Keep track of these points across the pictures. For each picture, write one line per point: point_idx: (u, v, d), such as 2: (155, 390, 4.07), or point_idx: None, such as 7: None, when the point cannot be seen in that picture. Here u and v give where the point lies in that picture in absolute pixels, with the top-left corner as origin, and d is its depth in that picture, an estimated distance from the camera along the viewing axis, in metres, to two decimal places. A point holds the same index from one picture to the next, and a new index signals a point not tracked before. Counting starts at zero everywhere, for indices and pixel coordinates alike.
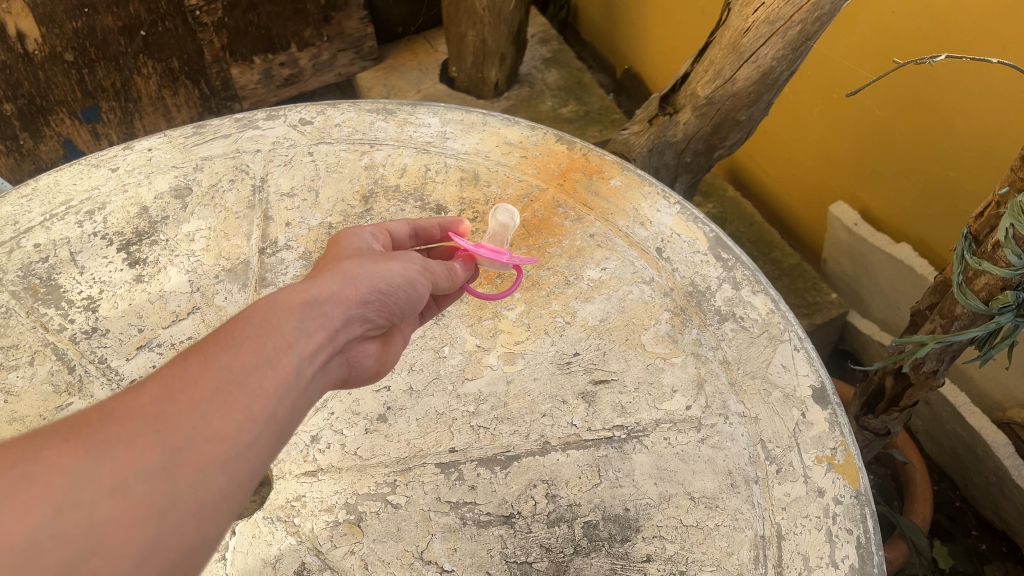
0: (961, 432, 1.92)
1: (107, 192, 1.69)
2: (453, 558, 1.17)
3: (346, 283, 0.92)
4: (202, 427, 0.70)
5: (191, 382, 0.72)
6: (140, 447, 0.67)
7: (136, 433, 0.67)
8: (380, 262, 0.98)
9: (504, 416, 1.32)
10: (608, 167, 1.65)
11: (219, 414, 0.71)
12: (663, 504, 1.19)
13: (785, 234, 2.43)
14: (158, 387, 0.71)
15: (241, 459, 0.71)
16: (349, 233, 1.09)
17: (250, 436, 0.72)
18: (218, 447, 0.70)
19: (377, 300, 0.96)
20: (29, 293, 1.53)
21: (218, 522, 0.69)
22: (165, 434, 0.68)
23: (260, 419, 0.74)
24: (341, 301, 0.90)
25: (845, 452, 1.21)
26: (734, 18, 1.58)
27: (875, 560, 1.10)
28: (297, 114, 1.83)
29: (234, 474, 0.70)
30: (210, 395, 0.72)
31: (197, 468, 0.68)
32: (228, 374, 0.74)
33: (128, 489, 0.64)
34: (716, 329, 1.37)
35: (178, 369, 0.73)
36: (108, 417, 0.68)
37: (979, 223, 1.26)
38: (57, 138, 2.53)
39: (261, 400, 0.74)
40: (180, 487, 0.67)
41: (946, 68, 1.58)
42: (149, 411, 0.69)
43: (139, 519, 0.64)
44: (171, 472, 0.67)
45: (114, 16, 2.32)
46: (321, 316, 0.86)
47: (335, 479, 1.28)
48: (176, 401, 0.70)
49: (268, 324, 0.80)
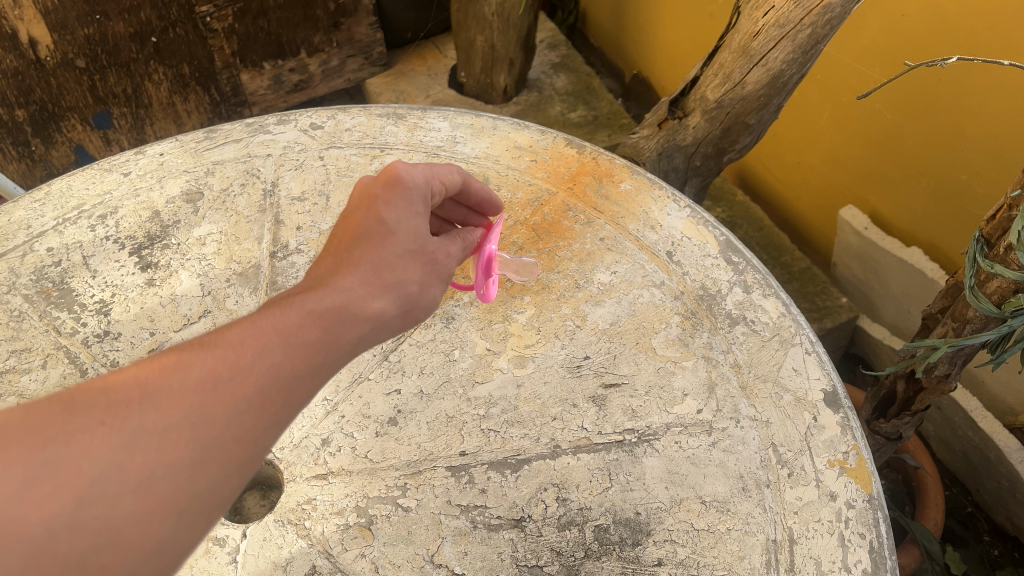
0: (973, 436, 1.91)
1: (119, 196, 1.70)
2: (463, 561, 1.17)
3: (403, 308, 0.90)
4: (234, 428, 0.72)
5: (233, 378, 0.74)
6: (172, 442, 0.69)
7: (171, 425, 0.70)
8: (433, 284, 0.96)
9: (515, 419, 1.32)
10: (618, 170, 1.65)
11: (252, 416, 0.73)
12: (674, 507, 1.19)
13: (795, 238, 2.43)
14: (201, 375, 0.74)
15: (260, 463, 0.74)
16: (412, 180, 0.99)
17: (272, 442, 0.75)
18: (243, 449, 0.72)
19: (417, 322, 0.95)
20: (42, 297, 1.55)
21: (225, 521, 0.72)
22: (198, 430, 0.70)
23: (285, 426, 0.76)
24: (393, 326, 0.90)
25: (857, 456, 1.21)
26: (743, 22, 1.58)
27: (888, 564, 1.10)
28: (308, 118, 1.85)
29: (250, 476, 0.73)
30: (248, 395, 0.74)
31: (219, 469, 0.70)
32: (268, 378, 0.76)
33: (154, 483, 0.67)
34: (727, 333, 1.37)
35: (223, 361, 0.75)
36: (146, 402, 0.70)
37: (991, 226, 1.25)
38: (69, 143, 2.56)
39: (290, 408, 0.77)
40: (202, 486, 0.69)
41: (956, 71, 1.58)
42: (188, 402, 0.71)
43: (159, 515, 0.66)
44: (196, 470, 0.69)
45: (125, 22, 2.34)
46: (368, 336, 0.87)
47: (346, 482, 1.28)
48: (216, 395, 0.73)
49: (322, 334, 0.81)
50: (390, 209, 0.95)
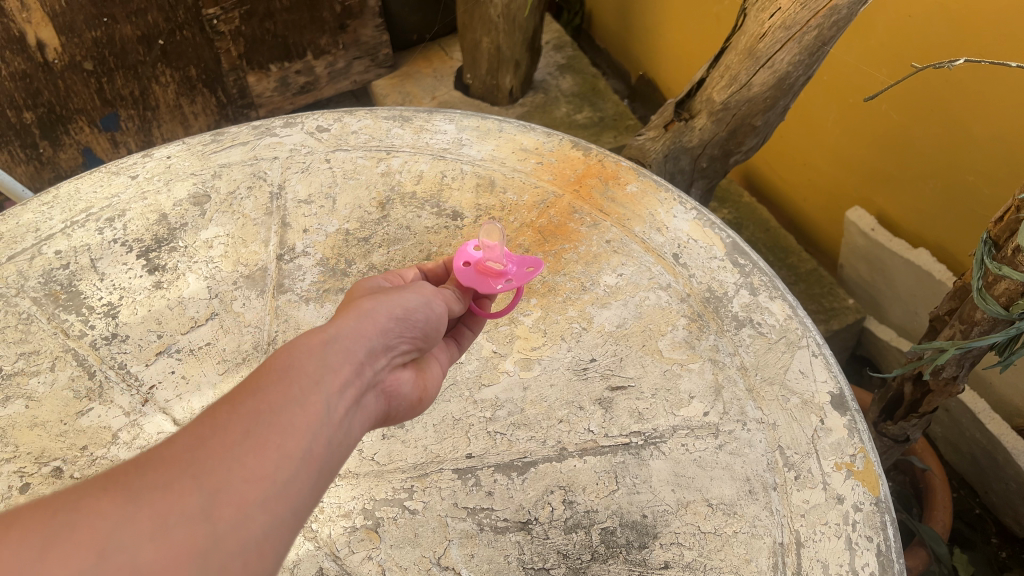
0: (981, 438, 1.90)
1: (127, 199, 1.71)
2: (470, 564, 1.17)
3: (361, 319, 0.87)
4: (239, 467, 0.65)
5: (222, 428, 0.67)
6: (177, 490, 0.62)
7: (171, 477, 0.63)
8: (392, 294, 0.95)
9: (521, 422, 1.32)
10: (624, 172, 1.65)
11: (255, 453, 0.66)
12: (681, 510, 1.19)
13: (801, 240, 2.42)
14: (190, 433, 0.67)
15: (282, 497, 0.66)
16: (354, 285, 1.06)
17: (287, 474, 0.67)
18: (256, 485, 0.65)
19: (396, 327, 0.91)
20: (51, 300, 1.55)
21: (265, 564, 0.64)
22: (201, 476, 0.63)
23: (296, 456, 0.69)
24: (360, 336, 0.85)
25: (864, 459, 1.20)
26: (750, 24, 1.58)
27: (896, 567, 1.09)
28: (314, 121, 1.85)
29: (275, 512, 0.65)
30: (244, 434, 0.67)
31: (236, 509, 0.63)
32: (261, 414, 0.69)
33: (169, 531, 0.60)
34: (733, 335, 1.37)
35: (210, 415, 0.69)
36: (144, 466, 0.64)
37: (999, 227, 1.24)
38: (76, 146, 2.58)
39: (296, 438, 0.69)
40: (221, 527, 0.62)
41: (964, 71, 1.57)
42: (183, 454, 0.65)
43: (182, 562, 0.59)
44: (211, 513, 0.62)
45: (132, 25, 2.35)
46: (344, 351, 0.81)
47: (352, 484, 1.29)
48: (209, 445, 0.66)
49: (294, 365, 0.76)
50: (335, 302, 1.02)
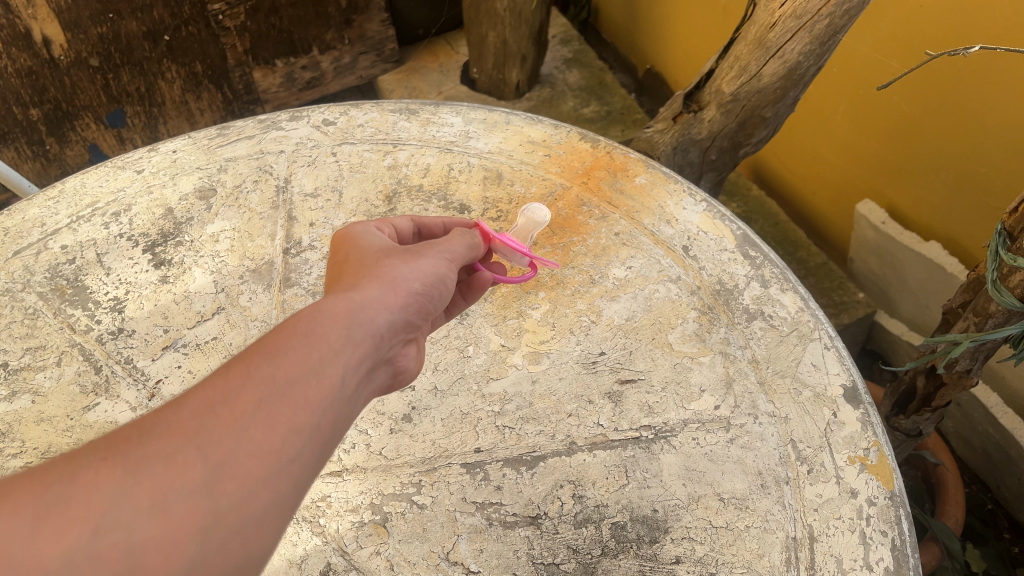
0: (994, 433, 1.88)
1: (132, 194, 1.71)
2: (479, 559, 1.16)
3: (385, 290, 0.88)
4: (245, 442, 0.66)
5: (232, 396, 0.68)
6: (182, 462, 0.63)
7: (175, 449, 0.64)
8: (411, 263, 0.95)
9: (530, 416, 1.31)
10: (632, 164, 1.64)
11: (262, 427, 0.68)
12: (691, 504, 1.17)
13: (811, 233, 2.40)
14: (198, 402, 0.68)
15: (286, 474, 0.67)
16: (360, 228, 1.04)
17: (294, 450, 0.68)
18: (261, 461, 0.66)
19: (416, 301, 0.91)
20: (57, 295, 1.55)
21: (264, 540, 0.65)
22: (206, 450, 0.64)
23: (304, 431, 0.70)
24: (384, 307, 0.86)
25: (878, 453, 1.19)
26: (760, 14, 1.57)
27: (911, 562, 1.08)
28: (320, 114, 1.84)
29: (278, 490, 0.66)
30: (252, 407, 0.68)
31: (240, 484, 0.64)
32: (272, 386, 0.70)
33: (170, 506, 0.61)
34: (744, 328, 1.35)
35: (219, 383, 0.70)
36: (148, 432, 0.65)
37: (1013, 218, 1.22)
38: (83, 142, 2.57)
39: (305, 413, 0.71)
40: (223, 504, 0.63)
41: (978, 61, 1.55)
42: (188, 426, 0.66)
43: (181, 538, 0.60)
44: (214, 488, 0.63)
45: (138, 21, 2.34)
46: (364, 324, 0.82)
47: (360, 479, 1.28)
48: (218, 414, 0.67)
49: (313, 334, 0.77)
50: (335, 253, 1.00)
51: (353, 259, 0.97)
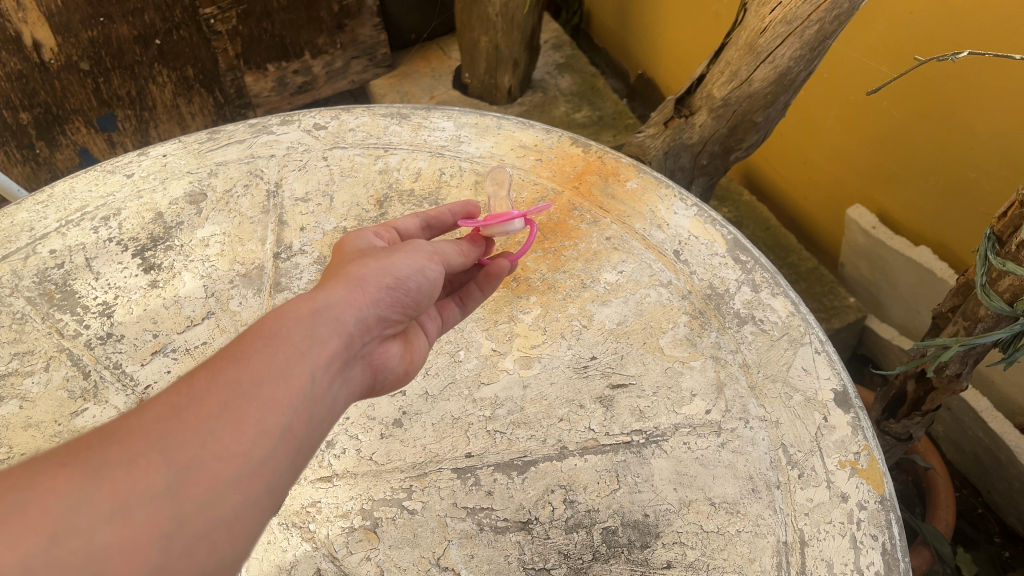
0: (984, 437, 1.89)
1: (122, 198, 1.70)
2: (470, 564, 1.15)
3: (352, 287, 0.90)
4: (211, 444, 0.69)
5: (196, 400, 0.72)
6: (143, 467, 0.66)
7: (138, 454, 0.67)
8: (384, 259, 0.96)
9: (521, 420, 1.30)
10: (623, 169, 1.64)
11: (229, 429, 0.71)
12: (683, 509, 1.17)
13: (802, 238, 2.41)
14: (163, 407, 0.71)
15: (255, 475, 0.70)
16: (350, 236, 1.08)
17: (262, 451, 0.71)
18: (229, 464, 0.69)
19: (388, 297, 0.92)
20: (45, 299, 1.54)
21: (234, 542, 0.68)
22: (170, 454, 0.67)
23: (274, 432, 0.73)
24: (351, 306, 0.88)
25: (868, 457, 1.19)
26: (750, 19, 1.57)
27: (902, 566, 1.08)
28: (311, 119, 1.84)
29: (247, 492, 0.69)
30: (218, 409, 0.71)
31: (206, 487, 0.67)
32: (237, 388, 0.73)
33: (130, 512, 0.64)
34: (735, 332, 1.35)
35: (183, 387, 0.73)
36: (111, 439, 0.68)
37: (1002, 223, 1.22)
38: (73, 146, 2.56)
39: (274, 415, 0.73)
40: (188, 508, 0.66)
41: (965, 66, 1.56)
42: (153, 430, 0.69)
43: (143, 543, 0.63)
44: (178, 492, 0.66)
45: (129, 25, 2.34)
46: (332, 322, 0.84)
47: (351, 484, 1.27)
48: (181, 418, 0.70)
49: (278, 336, 0.79)
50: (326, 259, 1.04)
51: (335, 265, 1.00)
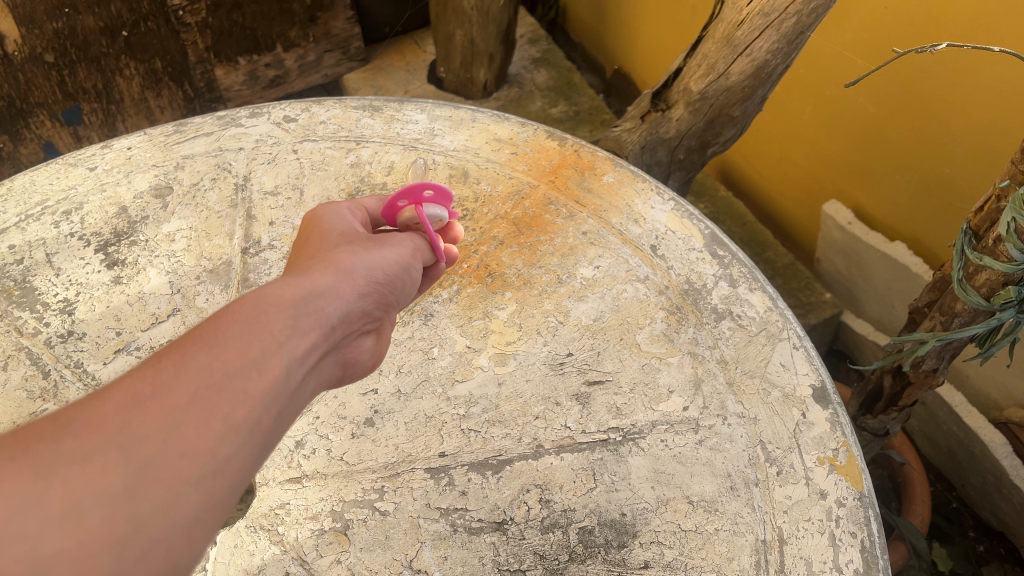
0: (958, 432, 1.90)
1: (84, 191, 1.64)
2: (443, 566, 1.12)
3: (342, 277, 0.88)
4: (175, 440, 0.66)
5: (163, 389, 0.68)
6: (101, 464, 0.63)
7: (94, 449, 0.63)
8: (374, 251, 0.95)
9: (496, 418, 1.27)
10: (600, 163, 1.62)
11: (195, 423, 0.67)
12: (661, 508, 1.15)
13: (778, 234, 2.41)
14: (125, 395, 0.67)
15: (218, 474, 0.67)
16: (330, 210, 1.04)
17: (229, 449, 0.68)
18: (192, 462, 0.66)
19: (375, 292, 0.91)
20: (3, 296, 1.48)
21: (191, 545, 0.65)
22: (130, 450, 0.64)
23: (242, 428, 0.69)
24: (337, 296, 0.85)
25: (847, 453, 1.18)
26: (727, 11, 1.56)
27: (880, 564, 1.07)
28: (281, 111, 1.79)
29: (209, 493, 0.66)
30: (185, 401, 0.68)
31: (166, 488, 0.64)
32: (208, 378, 0.70)
33: (83, 515, 0.60)
34: (713, 328, 1.33)
35: (150, 372, 0.69)
36: (65, 430, 0.64)
37: (979, 217, 1.21)
38: (37, 140, 2.47)
39: (244, 408, 0.70)
40: (146, 510, 0.62)
41: (940, 62, 1.57)
42: (111, 421, 0.65)
43: (95, 550, 0.59)
44: (136, 492, 0.63)
45: (95, 16, 2.26)
46: (315, 312, 0.82)
47: (320, 486, 1.23)
48: (144, 409, 0.66)
49: (256, 323, 0.76)
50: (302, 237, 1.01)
51: (315, 245, 0.97)
